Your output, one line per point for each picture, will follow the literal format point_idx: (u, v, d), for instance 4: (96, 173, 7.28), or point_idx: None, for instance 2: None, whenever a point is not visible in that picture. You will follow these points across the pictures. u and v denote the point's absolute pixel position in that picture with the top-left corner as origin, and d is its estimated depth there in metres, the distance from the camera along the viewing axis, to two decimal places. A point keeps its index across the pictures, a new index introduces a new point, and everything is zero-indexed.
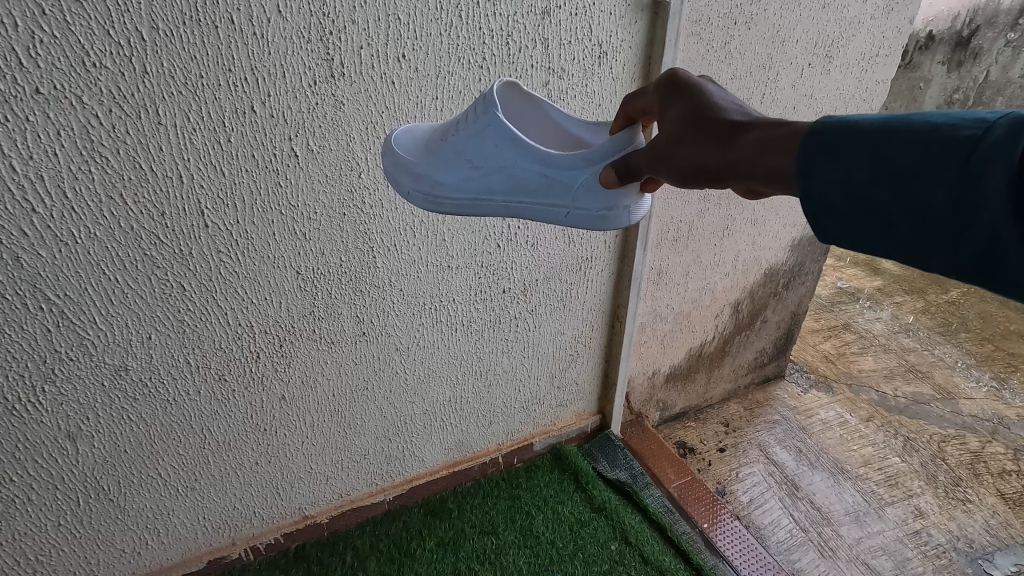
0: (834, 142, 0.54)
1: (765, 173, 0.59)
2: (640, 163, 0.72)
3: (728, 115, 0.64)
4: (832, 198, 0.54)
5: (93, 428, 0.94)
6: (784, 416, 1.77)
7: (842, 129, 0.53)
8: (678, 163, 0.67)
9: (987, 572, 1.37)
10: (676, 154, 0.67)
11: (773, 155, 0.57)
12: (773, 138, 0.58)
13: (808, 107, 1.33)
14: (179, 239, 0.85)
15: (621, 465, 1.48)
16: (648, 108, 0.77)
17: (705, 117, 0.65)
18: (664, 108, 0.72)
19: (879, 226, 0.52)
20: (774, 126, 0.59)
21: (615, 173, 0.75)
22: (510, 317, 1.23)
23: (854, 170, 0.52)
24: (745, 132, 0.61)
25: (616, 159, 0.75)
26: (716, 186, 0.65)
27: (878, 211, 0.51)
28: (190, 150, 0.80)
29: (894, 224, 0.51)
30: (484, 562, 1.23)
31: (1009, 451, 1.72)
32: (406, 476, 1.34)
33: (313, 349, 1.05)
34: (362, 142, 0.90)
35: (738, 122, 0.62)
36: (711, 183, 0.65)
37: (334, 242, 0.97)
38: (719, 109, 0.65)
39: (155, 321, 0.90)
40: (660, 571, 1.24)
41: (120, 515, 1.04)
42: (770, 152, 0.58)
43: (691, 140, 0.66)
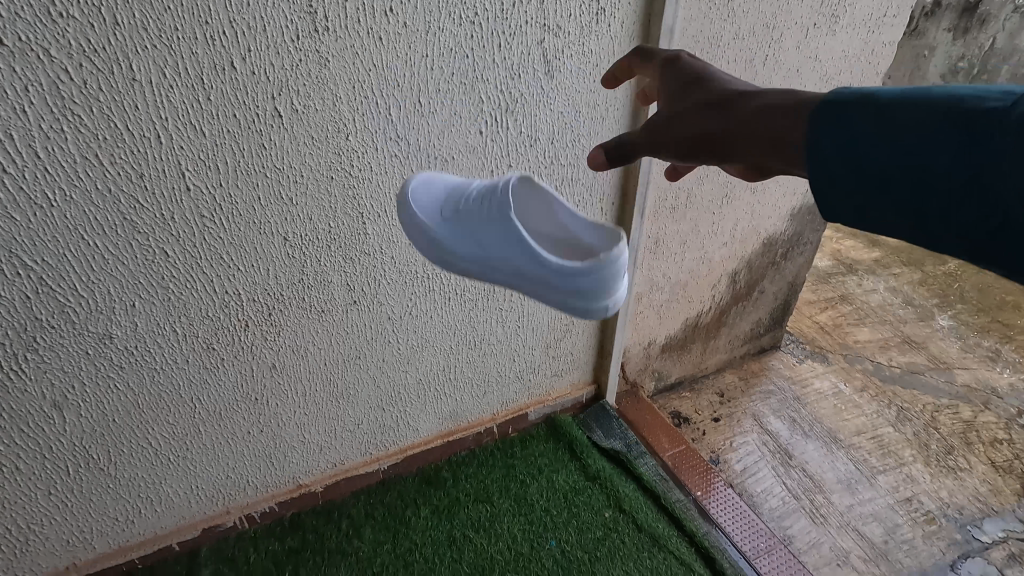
0: (843, 115, 0.56)
1: (762, 139, 0.62)
2: None
3: (722, 90, 0.67)
4: (837, 165, 0.56)
5: (79, 397, 0.92)
6: (779, 386, 1.77)
7: (854, 100, 0.56)
8: (680, 134, 0.69)
9: (975, 538, 1.39)
10: (674, 127, 0.70)
11: (770, 121, 0.61)
12: (768, 105, 0.62)
13: (813, 70, 1.29)
14: (160, 203, 0.82)
15: (616, 435, 1.48)
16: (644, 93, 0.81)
17: (699, 92, 0.69)
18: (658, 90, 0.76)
19: (880, 192, 0.54)
20: (767, 96, 0.63)
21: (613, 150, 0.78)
22: (505, 286, 1.21)
23: (862, 139, 0.54)
24: (749, 101, 0.64)
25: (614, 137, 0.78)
26: (714, 159, 0.68)
27: (880, 178, 0.54)
28: (167, 109, 0.76)
29: (894, 190, 0.53)
30: (479, 530, 1.24)
31: (1002, 420, 1.73)
32: (400, 446, 1.33)
33: (303, 317, 1.03)
34: (350, 102, 0.87)
35: (731, 94, 0.66)
36: (710, 154, 0.67)
37: (322, 207, 0.94)
38: (712, 84, 0.69)
39: (138, 288, 0.88)
40: (653, 538, 1.25)
41: (111, 484, 1.04)
42: (767, 119, 0.61)
43: (694, 111, 0.68)
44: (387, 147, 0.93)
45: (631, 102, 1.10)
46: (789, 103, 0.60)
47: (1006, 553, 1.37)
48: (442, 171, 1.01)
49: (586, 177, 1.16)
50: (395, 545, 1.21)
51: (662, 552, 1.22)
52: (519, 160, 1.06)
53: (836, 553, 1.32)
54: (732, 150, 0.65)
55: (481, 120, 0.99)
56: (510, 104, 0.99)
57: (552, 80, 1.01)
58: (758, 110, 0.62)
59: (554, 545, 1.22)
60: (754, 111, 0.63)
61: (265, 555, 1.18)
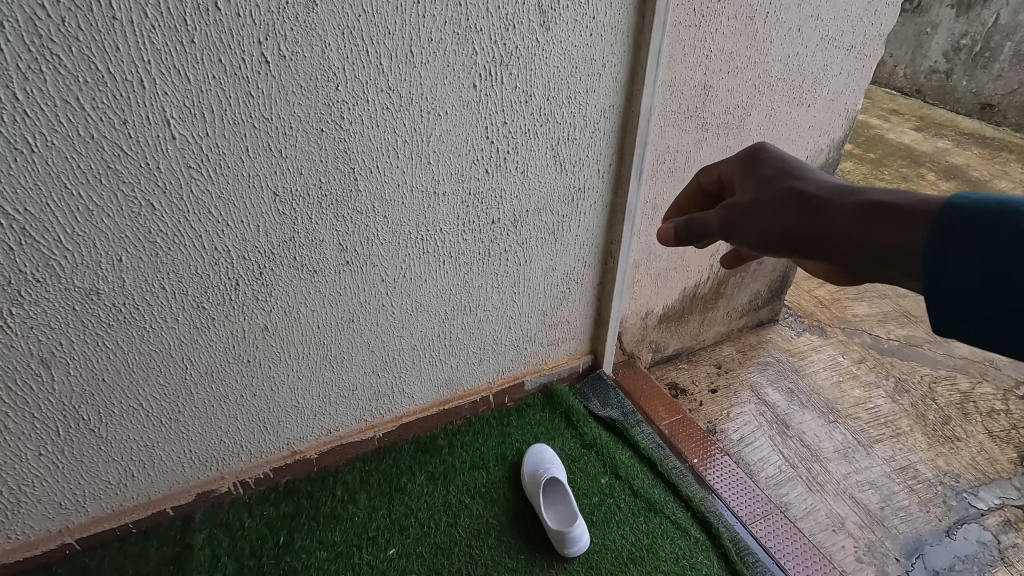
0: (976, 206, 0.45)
1: (882, 246, 0.50)
2: (715, 226, 0.62)
3: (826, 189, 0.56)
4: (952, 246, 0.45)
5: (67, 355, 0.91)
6: (776, 359, 1.77)
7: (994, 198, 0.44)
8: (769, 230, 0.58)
9: (971, 505, 1.39)
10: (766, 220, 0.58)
11: (893, 225, 0.49)
12: (888, 206, 0.50)
13: (813, 29, 1.29)
14: (145, 152, 0.81)
15: (612, 404, 1.47)
16: (717, 175, 0.69)
17: (798, 188, 0.58)
18: (742, 177, 0.64)
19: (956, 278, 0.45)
20: (885, 197, 0.52)
21: (676, 231, 0.63)
22: (500, 250, 1.19)
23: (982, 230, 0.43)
24: (856, 197, 0.53)
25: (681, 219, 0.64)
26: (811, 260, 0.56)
27: (965, 267, 0.44)
28: (150, 51, 0.75)
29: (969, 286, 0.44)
30: (474, 496, 1.23)
31: (999, 391, 1.72)
32: (396, 413, 1.32)
33: (295, 277, 1.02)
34: (339, 49, 0.85)
35: (839, 194, 0.55)
36: (805, 256, 0.56)
37: (312, 161, 0.92)
38: (811, 182, 0.58)
39: (124, 242, 0.86)
40: (648, 503, 1.24)
41: (103, 446, 1.02)
42: (889, 222, 0.50)
43: (787, 204, 0.57)
44: (378, 99, 0.92)
45: (629, 58, 1.09)
46: (912, 202, 0.49)
47: (1001, 520, 1.37)
48: (435, 127, 0.99)
49: (582, 137, 1.14)
50: (391, 511, 1.20)
51: (658, 517, 1.22)
52: (514, 117, 1.05)
53: (832, 520, 1.32)
54: (830, 254, 0.54)
55: (475, 74, 0.97)
56: (504, 57, 0.98)
57: (548, 32, 0.98)
58: (865, 209, 0.52)
59: None
60: (865, 212, 0.52)
61: (260, 521, 1.17)
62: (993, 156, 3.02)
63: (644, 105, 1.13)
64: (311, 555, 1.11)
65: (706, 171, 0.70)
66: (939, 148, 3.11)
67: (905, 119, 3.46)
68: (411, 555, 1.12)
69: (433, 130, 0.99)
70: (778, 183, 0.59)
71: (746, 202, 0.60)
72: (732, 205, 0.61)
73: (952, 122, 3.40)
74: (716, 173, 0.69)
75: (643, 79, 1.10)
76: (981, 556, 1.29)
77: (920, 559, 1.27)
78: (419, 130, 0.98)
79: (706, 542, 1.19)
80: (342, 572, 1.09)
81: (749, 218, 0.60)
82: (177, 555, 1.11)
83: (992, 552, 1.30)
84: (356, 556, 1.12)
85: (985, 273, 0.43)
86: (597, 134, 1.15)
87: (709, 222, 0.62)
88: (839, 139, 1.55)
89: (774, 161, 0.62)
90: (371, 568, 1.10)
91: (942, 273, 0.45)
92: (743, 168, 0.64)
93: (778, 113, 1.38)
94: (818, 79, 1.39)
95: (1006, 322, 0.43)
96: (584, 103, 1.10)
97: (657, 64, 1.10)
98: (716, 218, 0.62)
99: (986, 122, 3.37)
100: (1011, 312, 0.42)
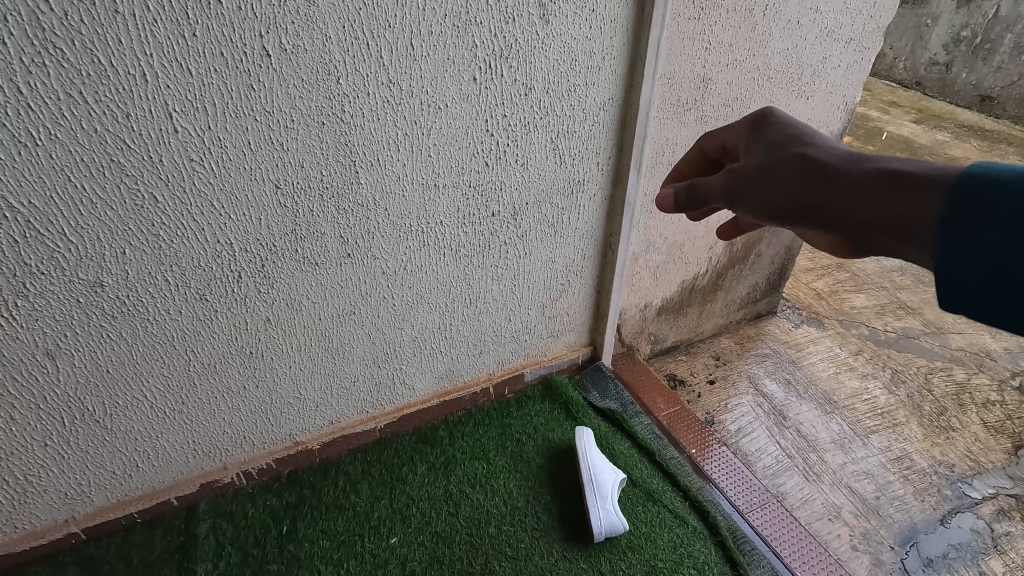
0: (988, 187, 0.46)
1: (883, 218, 0.53)
2: (717, 193, 0.65)
3: (829, 157, 0.59)
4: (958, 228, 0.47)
5: (72, 346, 0.92)
6: (774, 350, 1.78)
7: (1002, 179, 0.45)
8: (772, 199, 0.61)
9: (965, 494, 1.41)
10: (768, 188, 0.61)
11: (897, 197, 0.52)
12: (890, 178, 0.53)
13: (813, 22, 1.29)
14: (148, 145, 0.82)
15: (611, 395, 1.48)
16: (720, 141, 0.72)
17: (801, 156, 0.60)
18: (745, 144, 0.66)
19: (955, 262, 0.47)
20: (887, 168, 0.54)
21: (680, 197, 0.67)
22: (500, 243, 1.20)
23: (986, 215, 0.46)
24: (859, 167, 0.56)
25: (684, 186, 0.68)
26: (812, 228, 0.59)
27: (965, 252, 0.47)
28: (152, 44, 0.76)
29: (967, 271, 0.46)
30: (475, 486, 1.25)
31: (994, 382, 1.74)
32: (397, 404, 1.33)
33: (296, 270, 1.03)
34: (340, 43, 0.86)
35: (841, 163, 0.57)
36: (806, 224, 0.59)
37: (314, 154, 0.93)
38: (815, 150, 0.60)
39: (128, 235, 0.87)
40: (647, 493, 1.26)
41: (107, 437, 1.03)
42: (893, 194, 0.52)
43: (789, 171, 0.60)
44: (379, 92, 0.92)
45: (628, 50, 1.10)
46: (914, 175, 0.52)
47: (994, 509, 1.39)
48: (436, 120, 1.00)
49: (582, 130, 1.15)
50: (392, 500, 1.21)
51: (656, 506, 1.24)
52: (514, 110, 1.05)
53: (828, 509, 1.34)
54: (831, 223, 0.57)
55: (476, 67, 0.98)
56: (504, 50, 0.98)
57: (547, 25, 0.99)
58: (869, 179, 0.54)
59: (550, 501, 1.23)
60: (867, 181, 0.54)
61: (263, 511, 1.18)
62: (992, 148, 3.02)
63: (644, 98, 1.14)
64: (314, 544, 1.13)
65: (710, 138, 0.73)
66: (938, 141, 3.11)
67: (904, 111, 3.46)
68: (413, 544, 1.14)
69: (433, 123, 1.00)
70: (782, 147, 0.62)
71: (750, 167, 0.63)
72: (735, 172, 0.64)
73: (951, 114, 3.40)
74: (720, 140, 0.72)
75: (642, 72, 1.11)
76: (974, 544, 1.31)
77: (915, 547, 1.29)
78: (419, 123, 0.98)
79: (703, 530, 1.20)
80: (345, 561, 1.11)
81: (751, 185, 0.63)
82: (181, 544, 1.12)
83: (986, 540, 1.32)
84: (358, 545, 1.13)
85: (989, 262, 0.45)
86: (597, 127, 1.16)
87: (711, 188, 0.66)
88: (837, 131, 1.55)
89: (779, 126, 0.65)
90: (373, 556, 1.11)
91: (947, 256, 0.48)
92: (747, 135, 0.67)
93: (777, 105, 1.39)
94: (817, 72, 1.39)
95: (1004, 313, 0.45)
96: (584, 96, 1.10)
97: (657, 56, 1.11)
98: (719, 185, 0.65)
99: (985, 114, 3.37)
100: (1010, 304, 0.45)
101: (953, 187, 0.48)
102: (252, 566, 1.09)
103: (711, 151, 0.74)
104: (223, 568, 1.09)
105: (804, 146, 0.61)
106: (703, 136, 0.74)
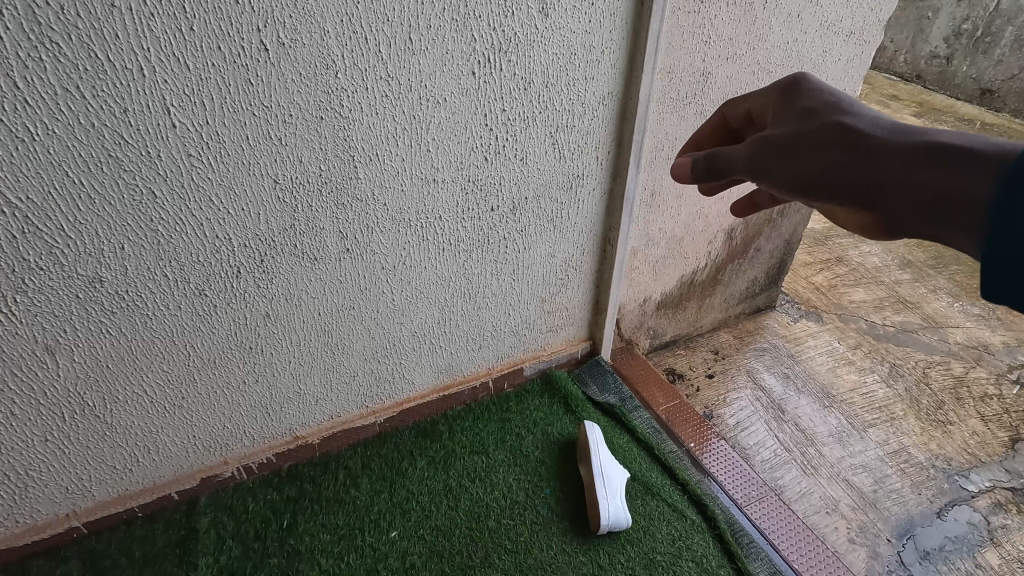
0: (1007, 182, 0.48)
1: (922, 196, 0.54)
2: (742, 162, 0.65)
3: (866, 129, 0.59)
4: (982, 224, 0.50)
5: (71, 342, 0.92)
6: (772, 345, 1.78)
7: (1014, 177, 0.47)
8: (804, 170, 0.61)
9: (962, 487, 1.42)
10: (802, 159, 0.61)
11: (937, 175, 0.53)
12: (931, 154, 0.54)
13: (813, 15, 1.28)
14: (146, 140, 0.82)
15: (610, 389, 1.49)
16: (748, 109, 0.72)
17: (837, 126, 0.60)
18: (777, 112, 0.66)
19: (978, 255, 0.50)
20: (926, 144, 0.55)
21: (703, 167, 0.68)
22: (499, 238, 1.20)
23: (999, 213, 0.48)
24: (898, 141, 0.56)
25: (707, 155, 0.67)
26: (845, 201, 0.59)
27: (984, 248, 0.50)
28: (149, 39, 0.75)
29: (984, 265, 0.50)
30: (475, 480, 1.25)
31: (992, 376, 1.75)
32: (396, 399, 1.34)
33: (295, 265, 1.03)
34: (338, 37, 0.85)
35: (879, 137, 0.58)
36: (839, 197, 0.60)
37: (313, 149, 0.93)
38: (851, 120, 0.60)
39: (126, 230, 0.87)
40: (646, 486, 1.26)
41: (108, 432, 1.04)
42: (933, 172, 0.53)
43: (824, 142, 0.60)
44: (377, 87, 0.92)
45: (628, 44, 1.09)
46: (955, 152, 0.52)
47: (991, 502, 1.40)
48: (434, 114, 0.99)
49: (581, 124, 1.14)
50: (393, 494, 1.21)
51: (655, 500, 1.24)
52: (513, 104, 1.05)
53: (826, 502, 1.35)
54: (866, 198, 0.57)
55: (475, 61, 0.97)
56: (503, 44, 0.98)
57: (547, 19, 0.98)
58: (910, 154, 0.55)
59: (549, 494, 1.23)
60: (906, 156, 0.55)
61: (264, 504, 1.19)
62: None
63: (643, 92, 1.13)
64: (315, 538, 1.13)
65: (737, 105, 0.73)
66: None
67: (904, 104, 3.45)
68: (413, 537, 1.14)
69: (433, 118, 0.99)
70: (817, 116, 0.62)
71: (782, 136, 0.63)
72: (764, 141, 0.64)
73: (951, 108, 3.39)
74: (749, 107, 0.71)
75: (642, 66, 1.10)
76: (971, 537, 1.32)
77: (911, 540, 1.29)
78: (418, 117, 0.98)
79: (702, 523, 1.21)
80: (345, 554, 1.11)
81: (781, 155, 0.63)
82: (182, 538, 1.12)
83: (982, 533, 1.33)
84: (358, 539, 1.14)
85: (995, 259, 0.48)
86: (596, 121, 1.16)
87: (736, 157, 0.65)
88: None
89: (813, 94, 0.65)
90: (373, 550, 1.12)
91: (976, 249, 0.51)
92: (780, 102, 0.67)
93: None
94: (817, 66, 1.39)
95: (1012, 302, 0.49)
96: (583, 90, 1.10)
97: (656, 50, 1.10)
98: (743, 154, 0.65)
99: (985, 107, 3.36)
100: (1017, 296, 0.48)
101: (984, 173, 0.50)
102: (254, 559, 1.10)
103: (736, 119, 0.74)
104: (224, 561, 1.09)
105: (842, 116, 0.61)
106: (729, 102, 0.74)
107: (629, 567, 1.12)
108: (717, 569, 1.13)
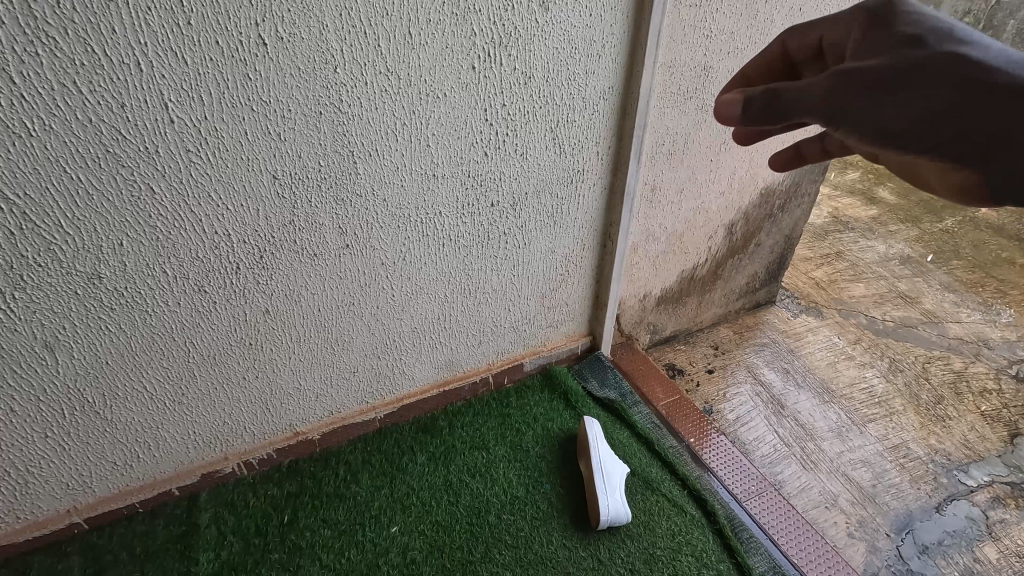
0: None
1: None
2: (820, 92, 0.57)
3: (983, 64, 0.52)
4: None
5: (70, 338, 0.92)
6: (772, 340, 1.78)
7: None
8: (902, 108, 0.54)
9: (961, 482, 1.42)
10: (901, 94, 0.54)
11: None
12: None
13: (814, 8, 1.28)
14: (144, 135, 0.81)
15: (610, 384, 1.49)
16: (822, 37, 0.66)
17: (949, 59, 0.53)
18: (864, 43, 0.60)
19: None
20: None
21: (762, 100, 0.59)
22: (499, 233, 1.20)
23: None
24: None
25: (772, 86, 0.59)
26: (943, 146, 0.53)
27: None
28: (146, 33, 0.75)
29: None
30: (475, 475, 1.25)
31: (992, 371, 1.75)
32: (396, 395, 1.34)
33: (295, 261, 1.02)
34: (337, 31, 0.85)
35: (1000, 74, 0.51)
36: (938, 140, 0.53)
37: (312, 144, 0.92)
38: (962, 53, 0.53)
39: (125, 227, 0.87)
40: (646, 482, 1.27)
41: (108, 428, 1.04)
42: None
43: (931, 76, 0.53)
44: (377, 81, 0.91)
45: (629, 38, 1.08)
46: None
47: (989, 496, 1.40)
48: (434, 109, 0.99)
49: (582, 119, 1.14)
50: (393, 490, 1.22)
51: (655, 495, 1.24)
52: (513, 99, 1.04)
53: (825, 496, 1.35)
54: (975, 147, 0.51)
55: (475, 56, 0.97)
56: (503, 38, 0.97)
57: (547, 13, 0.98)
58: None
59: (549, 489, 1.24)
60: None
61: (264, 500, 1.19)
62: None
63: (644, 86, 1.13)
64: (315, 533, 1.13)
65: (805, 33, 0.67)
66: None
67: None
68: (413, 533, 1.15)
69: (432, 113, 0.99)
70: (918, 46, 0.55)
71: (881, 63, 0.56)
72: (854, 70, 0.56)
73: None
74: (822, 36, 0.66)
75: (643, 60, 1.10)
76: (969, 531, 1.33)
77: (910, 534, 1.30)
78: (418, 112, 0.97)
79: (702, 518, 1.21)
80: (346, 549, 1.11)
81: (873, 89, 0.55)
82: (183, 533, 1.13)
83: (981, 527, 1.34)
84: (359, 534, 1.14)
85: None
86: (597, 116, 1.15)
87: (816, 87, 0.57)
88: None
89: (908, 20, 0.59)
90: (374, 545, 1.12)
91: None
92: (867, 32, 0.61)
93: None
94: None
95: None
96: (584, 85, 1.09)
97: (657, 44, 1.09)
98: (825, 84, 0.57)
99: None
100: None
101: None
102: (254, 555, 1.10)
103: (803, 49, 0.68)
104: (225, 556, 1.09)
105: (948, 46, 0.54)
106: (792, 29, 0.68)
107: (629, 561, 1.13)
108: (717, 564, 1.14)
